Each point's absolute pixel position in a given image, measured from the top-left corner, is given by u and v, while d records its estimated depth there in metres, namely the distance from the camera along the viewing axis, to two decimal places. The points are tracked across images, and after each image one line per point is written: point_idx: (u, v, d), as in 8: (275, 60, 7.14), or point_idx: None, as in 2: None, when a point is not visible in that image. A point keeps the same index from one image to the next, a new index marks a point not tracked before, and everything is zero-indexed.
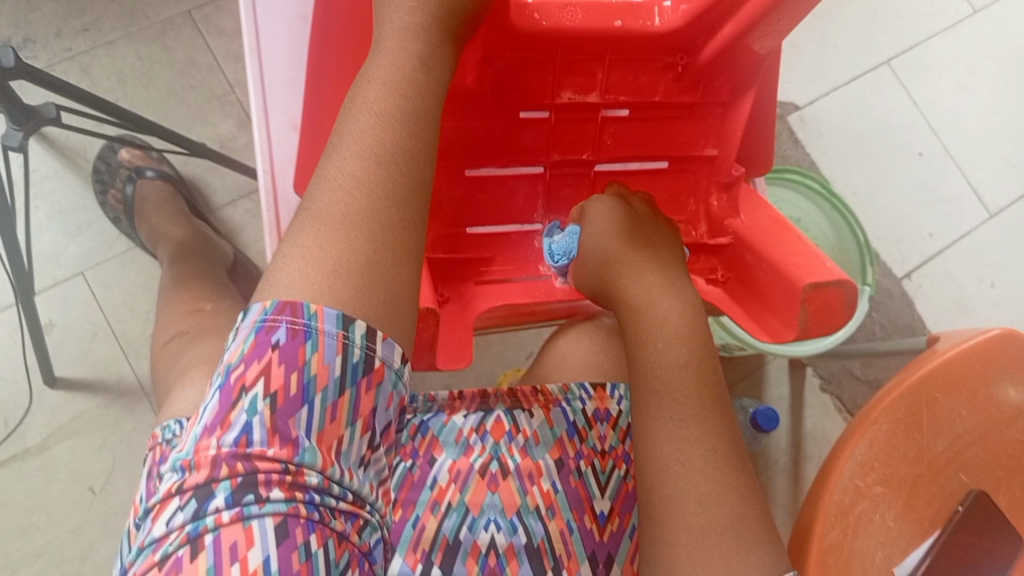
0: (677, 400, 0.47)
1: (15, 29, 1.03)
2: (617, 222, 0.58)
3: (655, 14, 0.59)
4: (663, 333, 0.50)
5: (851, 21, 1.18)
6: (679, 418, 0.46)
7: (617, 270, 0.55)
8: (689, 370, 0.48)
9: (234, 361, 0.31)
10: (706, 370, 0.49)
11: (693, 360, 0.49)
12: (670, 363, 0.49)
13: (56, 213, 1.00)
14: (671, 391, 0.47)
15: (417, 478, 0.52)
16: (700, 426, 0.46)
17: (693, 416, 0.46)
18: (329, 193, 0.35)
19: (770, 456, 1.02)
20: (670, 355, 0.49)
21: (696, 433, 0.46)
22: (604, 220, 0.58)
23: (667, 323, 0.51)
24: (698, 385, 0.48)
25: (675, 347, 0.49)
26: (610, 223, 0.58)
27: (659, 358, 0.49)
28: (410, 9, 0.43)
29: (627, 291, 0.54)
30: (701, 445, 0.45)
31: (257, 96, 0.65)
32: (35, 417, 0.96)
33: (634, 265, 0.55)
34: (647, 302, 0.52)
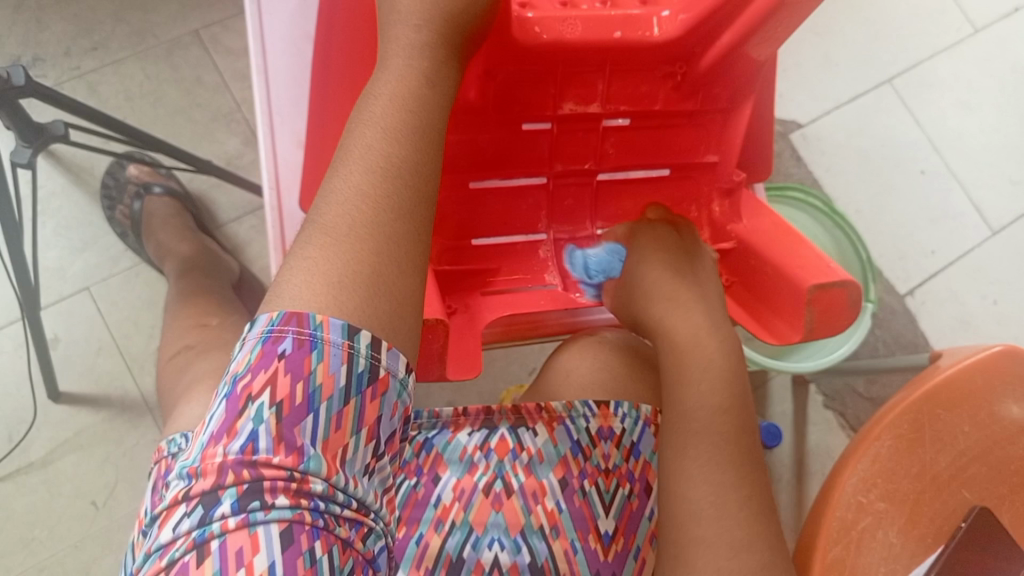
0: (710, 438, 0.49)
1: (25, 48, 1.04)
2: (663, 260, 0.60)
3: (653, 24, 0.59)
4: (704, 373, 0.52)
5: (852, 40, 1.19)
6: (709, 456, 0.48)
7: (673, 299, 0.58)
8: (727, 414, 0.50)
9: (242, 370, 0.32)
10: (742, 421, 0.50)
11: (731, 404, 0.50)
12: (706, 403, 0.50)
13: (63, 229, 1.01)
14: (705, 429, 0.49)
15: (421, 496, 0.52)
16: (727, 466, 0.47)
17: (723, 456, 0.48)
18: (335, 206, 0.36)
19: (773, 473, 1.02)
20: (708, 399, 0.50)
21: (722, 472, 0.47)
22: (650, 253, 0.61)
23: (709, 363, 0.53)
24: (733, 429, 0.49)
25: (715, 389, 0.51)
26: (657, 259, 0.60)
27: (698, 396, 0.51)
28: (416, 26, 0.44)
29: (671, 324, 0.56)
30: (726, 483, 0.46)
31: (264, 114, 0.65)
32: (40, 431, 0.96)
33: (681, 302, 0.57)
34: (693, 342, 0.54)
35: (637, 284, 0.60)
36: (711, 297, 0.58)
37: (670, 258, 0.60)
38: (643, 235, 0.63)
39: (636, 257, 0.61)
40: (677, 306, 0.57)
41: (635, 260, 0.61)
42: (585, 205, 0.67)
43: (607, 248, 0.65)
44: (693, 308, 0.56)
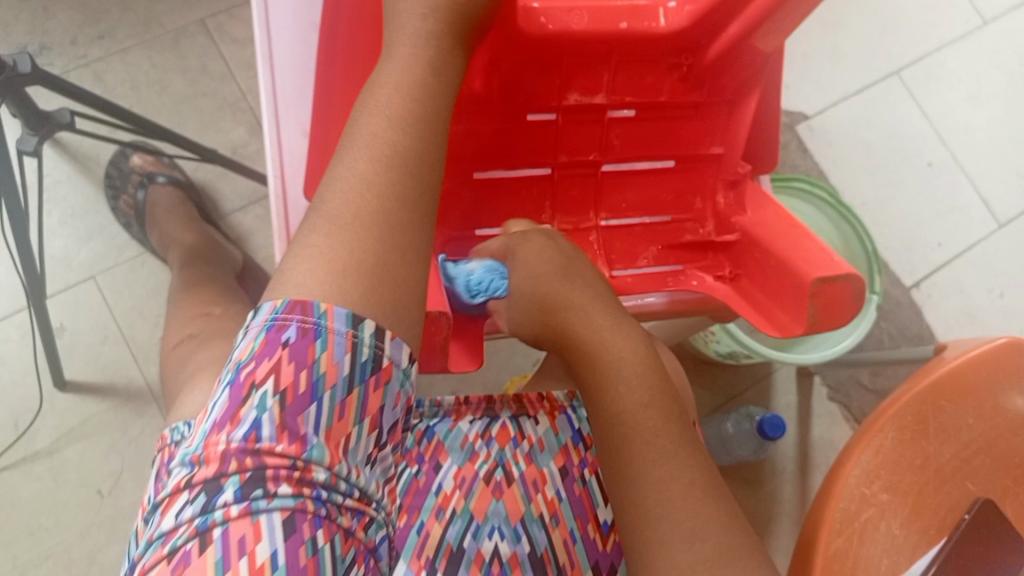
0: (648, 437, 0.45)
1: (32, 36, 1.04)
2: (549, 258, 0.55)
3: (659, 15, 0.60)
4: (616, 368, 0.48)
5: (860, 30, 1.18)
6: (653, 456, 0.45)
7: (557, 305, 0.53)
8: (654, 407, 0.47)
9: (245, 358, 0.32)
10: (668, 407, 0.47)
11: (656, 394, 0.47)
12: (636, 403, 0.47)
13: (69, 218, 1.01)
14: (641, 430, 0.46)
15: (422, 484, 0.52)
16: (676, 459, 0.45)
17: (668, 450, 0.45)
18: (339, 194, 0.36)
19: (776, 466, 1.02)
20: (629, 398, 0.47)
21: (674, 467, 0.44)
22: (536, 261, 0.55)
23: (624, 358, 0.49)
24: (661, 420, 0.46)
25: (638, 384, 0.48)
26: (540, 259, 0.55)
27: (617, 397, 0.47)
28: (423, 15, 0.44)
29: (576, 331, 0.51)
30: (680, 478, 0.44)
31: (269, 105, 0.66)
32: (46, 420, 0.96)
33: (580, 305, 0.52)
34: (599, 342, 0.50)
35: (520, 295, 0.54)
36: (595, 290, 0.53)
37: (553, 254, 0.55)
38: (526, 240, 0.56)
39: (518, 265, 0.55)
40: (570, 309, 0.52)
41: (518, 273, 0.55)
42: (588, 197, 0.66)
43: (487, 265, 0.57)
44: (588, 304, 0.52)
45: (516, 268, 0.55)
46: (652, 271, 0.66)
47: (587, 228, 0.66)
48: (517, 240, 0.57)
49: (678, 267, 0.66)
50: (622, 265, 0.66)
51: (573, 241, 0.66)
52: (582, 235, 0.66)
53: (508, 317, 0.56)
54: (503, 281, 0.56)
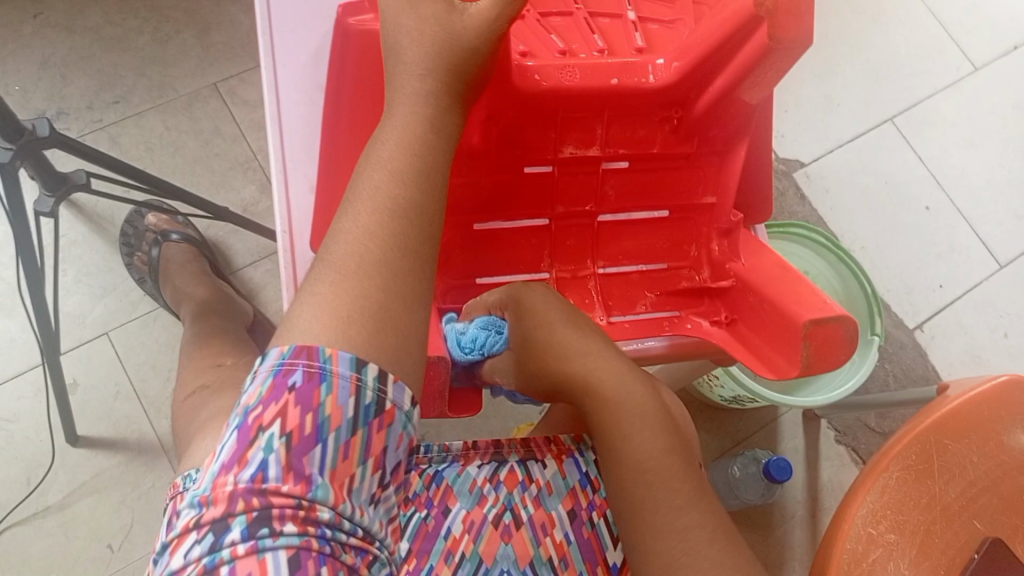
0: (673, 485, 0.46)
1: (50, 102, 1.08)
2: (558, 306, 0.55)
3: (649, 72, 0.61)
4: (638, 418, 0.49)
5: (852, 80, 1.21)
6: (680, 503, 0.46)
7: (575, 354, 0.52)
8: (675, 457, 0.48)
9: (253, 402, 0.33)
10: (686, 457, 0.48)
11: (673, 444, 0.49)
12: (658, 449, 0.48)
13: (84, 275, 1.03)
14: (666, 478, 0.47)
15: (431, 528, 0.52)
16: (699, 507, 0.46)
17: (692, 498, 0.46)
18: (343, 245, 0.37)
19: (786, 511, 1.02)
20: (653, 446, 0.48)
21: (699, 514, 0.45)
22: (546, 310, 0.55)
23: (638, 407, 0.50)
24: (682, 469, 0.47)
25: (656, 432, 0.49)
26: (552, 308, 0.55)
27: (640, 445, 0.48)
28: (421, 76, 0.45)
29: (588, 378, 0.51)
30: (708, 524, 0.45)
31: (278, 162, 0.68)
32: (57, 474, 0.97)
33: (590, 353, 0.52)
34: (619, 391, 0.50)
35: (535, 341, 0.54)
36: (604, 342, 0.54)
37: (561, 304, 0.55)
38: (526, 288, 0.57)
39: (526, 312, 0.55)
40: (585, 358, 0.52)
41: (529, 321, 0.55)
42: (586, 246, 0.68)
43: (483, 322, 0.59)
44: (606, 358, 0.52)
45: (523, 317, 0.55)
46: (651, 316, 0.68)
47: (585, 275, 0.68)
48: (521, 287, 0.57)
49: (675, 312, 0.68)
50: (620, 311, 0.68)
51: (572, 287, 0.68)
52: (581, 283, 0.68)
53: (512, 372, 0.57)
54: (500, 336, 0.58)
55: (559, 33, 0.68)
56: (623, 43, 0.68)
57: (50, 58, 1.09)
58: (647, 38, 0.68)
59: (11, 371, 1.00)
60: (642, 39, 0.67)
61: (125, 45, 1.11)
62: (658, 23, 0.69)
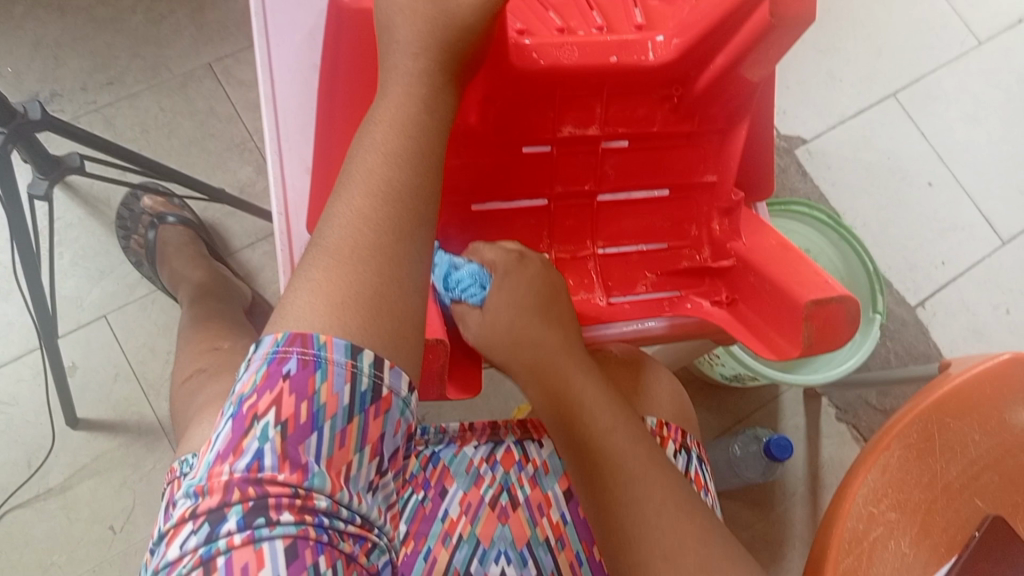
0: (620, 460, 0.46)
1: (43, 83, 1.06)
2: (508, 279, 0.53)
3: (648, 49, 0.60)
4: (579, 398, 0.49)
5: (854, 55, 1.20)
6: (629, 478, 0.46)
7: (519, 340, 0.51)
8: (622, 431, 0.47)
9: (247, 391, 0.33)
10: (634, 428, 0.48)
11: (622, 420, 0.48)
12: (603, 428, 0.47)
13: (81, 258, 1.03)
14: (614, 455, 0.46)
15: (428, 510, 0.52)
16: (648, 479, 0.46)
17: (640, 471, 0.46)
18: (337, 229, 0.37)
19: (787, 488, 1.02)
20: (596, 425, 0.48)
21: (647, 487, 0.45)
22: (498, 288, 0.53)
23: (587, 389, 0.49)
24: (629, 443, 0.47)
25: (604, 410, 0.48)
26: (501, 282, 0.53)
27: (584, 427, 0.48)
28: (413, 55, 0.44)
29: (545, 363, 0.50)
30: (656, 496, 0.45)
31: (273, 143, 0.67)
32: (58, 457, 0.97)
33: (551, 337, 0.51)
34: (562, 375, 0.50)
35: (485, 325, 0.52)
36: (550, 319, 0.52)
37: (513, 278, 0.53)
38: (521, 262, 0.55)
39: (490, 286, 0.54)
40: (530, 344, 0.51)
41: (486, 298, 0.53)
42: (585, 226, 0.67)
43: (473, 268, 0.56)
44: (547, 339, 0.51)
45: (496, 289, 0.53)
46: (651, 296, 0.67)
47: (584, 256, 0.67)
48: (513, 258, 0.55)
49: (676, 292, 0.67)
50: (620, 291, 0.67)
51: (570, 267, 0.67)
52: (580, 263, 0.67)
53: (479, 330, 0.53)
54: (481, 291, 0.55)
55: (557, 10, 0.67)
56: (622, 19, 0.67)
57: (43, 39, 1.07)
58: (647, 15, 0.67)
59: (9, 355, 0.99)
60: (642, 15, 0.66)
61: (119, 24, 1.09)
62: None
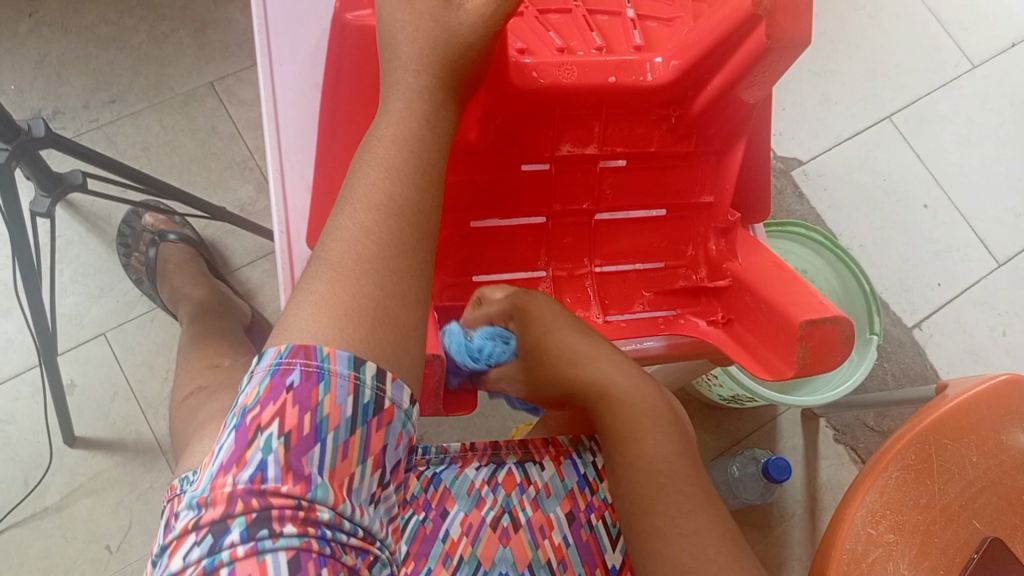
0: (683, 487, 0.44)
1: (46, 102, 1.07)
2: (557, 312, 0.53)
3: (647, 70, 0.61)
4: (645, 418, 0.47)
5: (850, 78, 1.21)
6: (688, 506, 0.44)
7: (580, 363, 0.50)
8: (684, 458, 0.46)
9: (251, 403, 0.33)
10: (695, 461, 0.46)
11: (684, 447, 0.46)
12: (667, 452, 0.46)
13: (81, 276, 1.03)
14: (675, 480, 0.44)
15: (429, 531, 0.51)
16: (708, 512, 0.44)
17: (701, 502, 0.44)
18: (341, 242, 0.37)
19: (785, 509, 1.02)
20: (661, 447, 0.46)
21: (708, 519, 0.43)
22: (547, 318, 0.53)
23: (648, 407, 0.47)
24: (692, 471, 0.45)
25: (666, 432, 0.47)
26: (550, 314, 0.53)
27: (647, 445, 0.46)
28: (415, 71, 0.45)
29: (604, 382, 0.49)
30: (716, 531, 0.43)
31: (274, 160, 0.67)
32: (55, 476, 0.97)
33: (607, 359, 0.50)
34: (627, 393, 0.48)
35: (542, 350, 0.52)
36: (613, 350, 0.51)
37: (566, 313, 0.53)
38: (528, 297, 0.54)
39: (530, 321, 0.53)
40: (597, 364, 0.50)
41: (532, 329, 0.53)
42: (583, 244, 0.68)
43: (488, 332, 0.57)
44: (615, 364, 0.50)
45: (527, 323, 0.53)
46: (646, 315, 0.68)
47: (581, 274, 0.68)
48: (524, 298, 0.54)
49: (671, 312, 0.68)
50: (617, 309, 0.68)
51: (568, 285, 0.67)
52: (577, 281, 0.68)
53: (518, 380, 0.55)
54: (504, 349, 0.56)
55: (558, 30, 0.68)
56: (622, 41, 0.68)
57: (46, 57, 1.08)
58: (645, 37, 0.68)
59: (8, 372, 0.99)
60: (640, 36, 0.67)
61: (122, 43, 1.10)
62: (657, 21, 0.69)
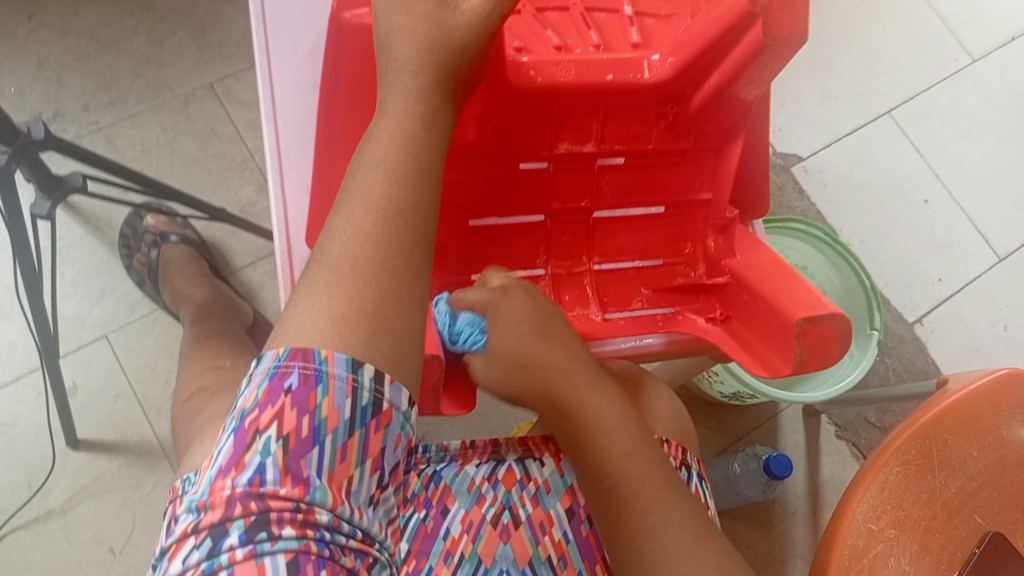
0: (637, 489, 0.46)
1: (46, 105, 1.07)
2: (527, 311, 0.52)
3: (644, 67, 0.61)
4: (597, 423, 0.48)
5: (849, 73, 1.21)
6: (645, 505, 0.46)
7: (539, 369, 0.50)
8: (638, 456, 0.47)
9: (249, 406, 0.33)
10: (652, 454, 0.48)
11: (639, 445, 0.48)
12: (621, 454, 0.47)
13: (82, 278, 1.03)
14: (630, 482, 0.46)
15: (430, 529, 0.52)
16: (665, 507, 0.46)
17: (658, 498, 0.46)
18: (339, 244, 0.37)
19: (787, 506, 1.02)
20: (614, 452, 0.47)
21: (664, 514, 0.46)
22: (514, 317, 0.51)
23: (601, 411, 0.49)
24: (647, 469, 0.47)
25: (621, 434, 0.48)
26: (519, 314, 0.52)
27: (602, 452, 0.48)
28: (412, 72, 0.45)
29: (558, 391, 0.49)
30: (673, 524, 0.45)
31: (274, 162, 0.67)
32: (58, 478, 0.97)
33: (562, 364, 0.50)
34: (578, 400, 0.49)
35: (503, 353, 0.51)
36: (569, 349, 0.51)
37: (535, 310, 0.52)
38: (506, 296, 0.53)
39: (499, 319, 0.52)
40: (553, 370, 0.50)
41: (499, 329, 0.52)
42: (582, 242, 0.68)
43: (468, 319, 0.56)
44: (570, 367, 0.50)
45: (495, 323, 0.52)
46: (645, 312, 0.68)
47: (580, 272, 0.68)
48: (499, 297, 0.53)
49: (671, 309, 0.68)
50: (616, 306, 0.68)
51: (567, 283, 0.68)
52: (576, 279, 0.68)
53: (485, 374, 0.53)
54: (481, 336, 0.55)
55: (555, 28, 0.68)
56: (619, 39, 0.68)
57: (46, 60, 1.09)
58: (643, 34, 0.68)
59: (11, 375, 1.00)
60: (638, 34, 0.67)
61: (121, 45, 1.10)
62: (655, 18, 0.69)
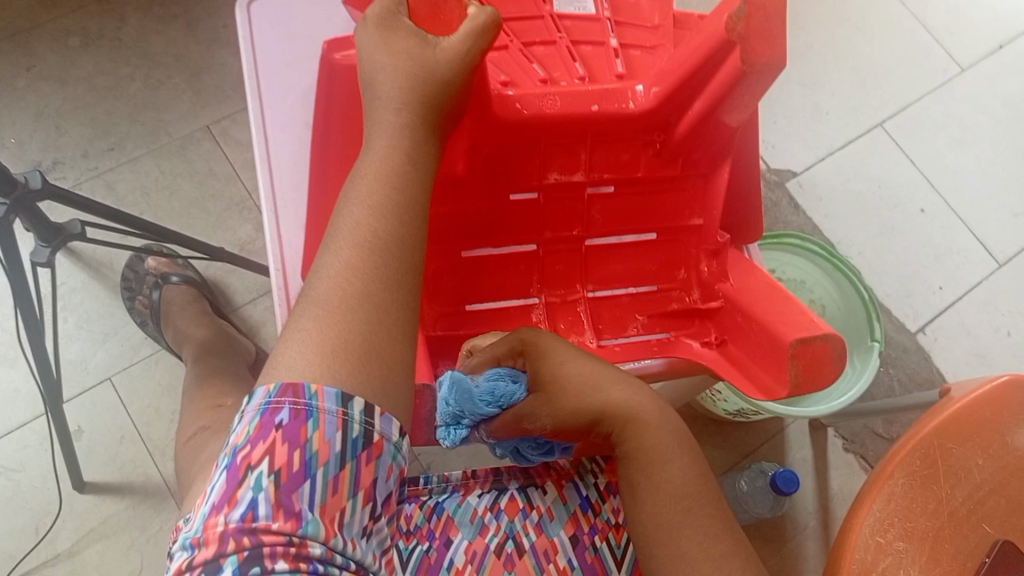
0: (711, 513, 0.46)
1: (45, 152, 1.09)
2: (578, 342, 0.52)
3: (629, 97, 0.61)
4: (672, 443, 0.48)
5: (839, 88, 1.22)
6: (714, 530, 0.45)
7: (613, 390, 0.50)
8: (708, 482, 0.47)
9: (241, 442, 0.33)
10: (712, 484, 0.48)
11: (704, 471, 0.48)
12: (695, 476, 0.47)
13: (85, 322, 1.04)
14: (703, 505, 0.46)
15: (433, 561, 0.52)
16: (734, 535, 0.46)
17: (727, 525, 0.46)
18: (327, 280, 0.38)
19: (798, 523, 1.01)
20: (690, 473, 0.47)
21: (733, 541, 0.45)
22: (570, 345, 0.52)
23: (675, 431, 0.49)
24: (714, 496, 0.47)
25: (693, 457, 0.48)
26: (572, 343, 0.52)
27: (677, 469, 0.47)
28: (397, 109, 0.45)
29: (631, 408, 0.49)
30: (743, 551, 0.45)
31: (268, 202, 0.68)
32: (65, 522, 0.97)
33: (632, 386, 0.50)
34: (656, 418, 0.49)
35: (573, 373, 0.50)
36: (630, 376, 0.52)
37: (583, 343, 0.53)
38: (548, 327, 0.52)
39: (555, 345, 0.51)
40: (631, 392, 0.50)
41: (559, 354, 0.51)
42: (575, 270, 0.68)
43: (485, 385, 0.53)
44: (643, 391, 0.50)
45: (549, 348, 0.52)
46: (641, 338, 0.68)
47: (574, 299, 0.68)
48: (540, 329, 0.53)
49: (666, 335, 0.68)
50: (611, 333, 0.68)
51: (561, 311, 0.68)
52: (570, 306, 0.68)
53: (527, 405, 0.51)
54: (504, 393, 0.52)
55: (541, 61, 0.69)
56: (604, 70, 0.69)
57: (45, 109, 1.10)
58: (628, 65, 0.69)
59: (16, 421, 1.00)
60: (623, 65, 0.69)
61: (118, 92, 1.12)
62: (640, 49, 0.70)
